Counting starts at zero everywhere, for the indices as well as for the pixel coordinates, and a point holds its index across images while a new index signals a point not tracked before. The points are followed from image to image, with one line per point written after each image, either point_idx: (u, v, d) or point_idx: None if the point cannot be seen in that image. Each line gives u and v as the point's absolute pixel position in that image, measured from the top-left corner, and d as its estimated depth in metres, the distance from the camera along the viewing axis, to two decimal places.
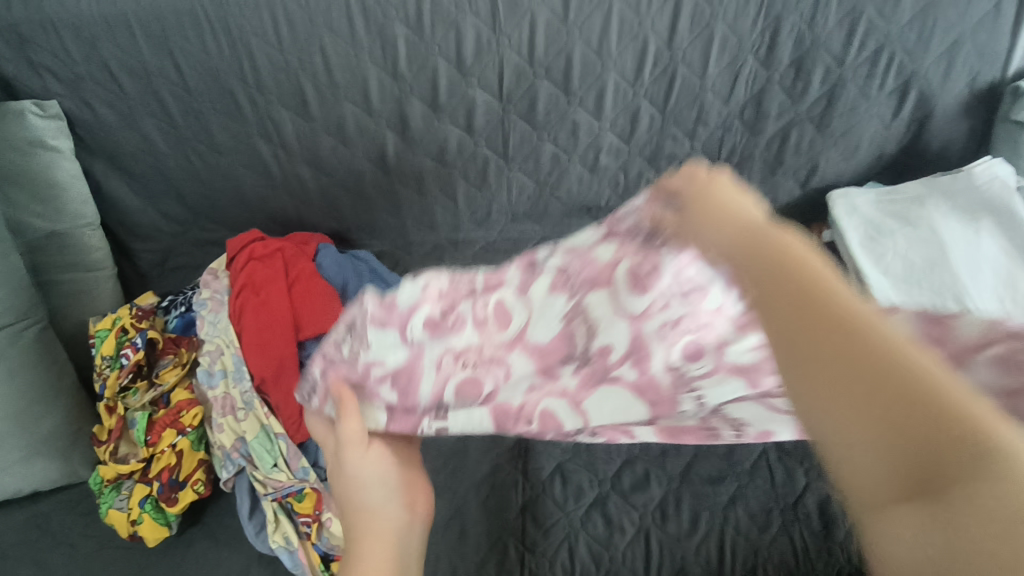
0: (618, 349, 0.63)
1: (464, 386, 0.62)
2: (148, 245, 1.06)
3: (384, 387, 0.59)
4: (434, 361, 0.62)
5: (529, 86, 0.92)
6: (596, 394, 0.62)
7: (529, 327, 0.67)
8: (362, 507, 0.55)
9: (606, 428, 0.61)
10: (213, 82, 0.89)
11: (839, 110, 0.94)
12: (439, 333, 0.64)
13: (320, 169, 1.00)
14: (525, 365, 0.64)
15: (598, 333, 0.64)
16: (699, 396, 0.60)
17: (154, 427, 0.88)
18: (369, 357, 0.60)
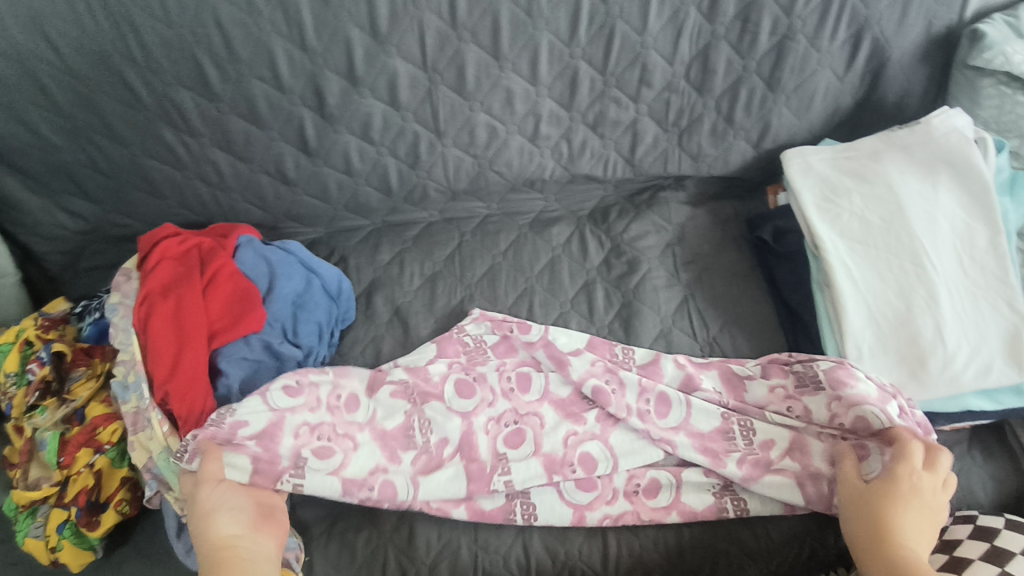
0: (449, 479, 0.82)
1: (319, 452, 0.80)
2: (54, 246, 0.97)
3: (248, 445, 0.77)
4: (295, 439, 0.80)
5: (455, 51, 0.84)
6: (433, 486, 0.82)
7: (389, 390, 0.88)
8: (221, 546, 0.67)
9: (439, 502, 0.81)
10: (98, 61, 0.79)
11: (790, 64, 0.88)
12: (312, 400, 0.83)
13: (234, 154, 0.91)
14: (370, 444, 0.83)
15: (435, 453, 0.84)
16: (508, 480, 0.83)
17: (67, 447, 0.79)
18: (242, 426, 0.78)
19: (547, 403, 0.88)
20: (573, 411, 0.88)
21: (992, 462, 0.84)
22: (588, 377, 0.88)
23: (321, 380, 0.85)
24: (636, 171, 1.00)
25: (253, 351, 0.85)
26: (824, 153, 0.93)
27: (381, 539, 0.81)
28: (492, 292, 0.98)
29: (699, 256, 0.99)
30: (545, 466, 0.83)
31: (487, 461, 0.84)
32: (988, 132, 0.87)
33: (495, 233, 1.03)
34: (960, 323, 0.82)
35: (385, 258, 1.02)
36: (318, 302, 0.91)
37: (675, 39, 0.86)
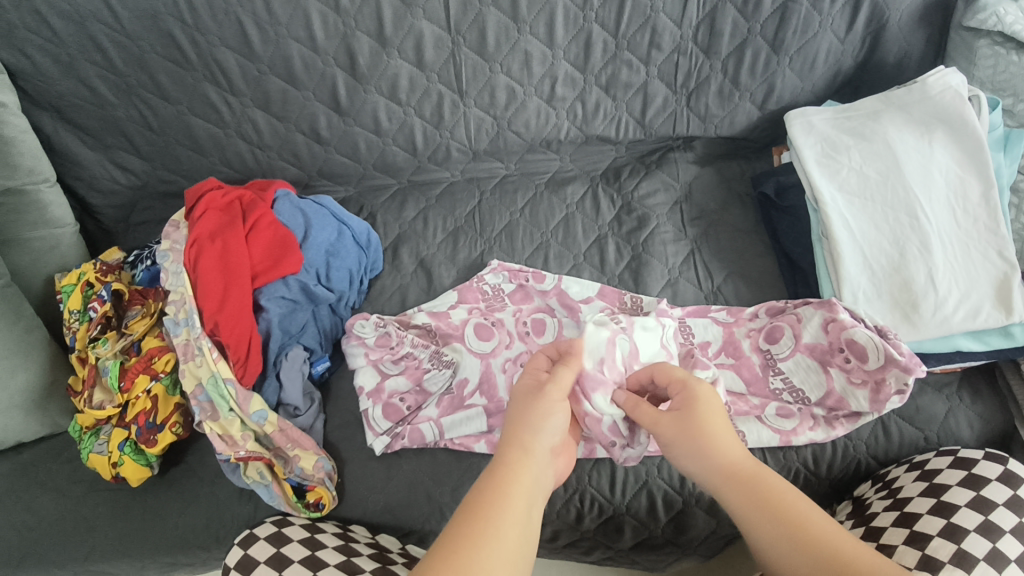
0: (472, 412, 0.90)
1: (371, 392, 0.93)
2: (109, 200, 1.06)
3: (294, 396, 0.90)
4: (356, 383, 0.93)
5: (476, 14, 0.90)
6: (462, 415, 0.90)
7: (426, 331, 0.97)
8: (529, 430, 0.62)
9: (466, 436, 0.89)
10: (151, 23, 0.87)
11: (793, 25, 0.93)
12: (364, 348, 0.94)
13: (272, 113, 0.99)
14: (405, 380, 0.94)
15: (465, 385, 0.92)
16: None
17: (126, 374, 0.88)
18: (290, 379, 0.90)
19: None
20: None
21: (980, 401, 0.88)
22: None
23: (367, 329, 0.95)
24: (646, 132, 1.07)
25: (291, 291, 0.93)
26: (825, 114, 0.98)
27: (408, 464, 0.89)
28: (510, 245, 1.05)
29: (706, 213, 1.05)
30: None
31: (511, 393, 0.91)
32: (982, 91, 0.91)
33: (513, 191, 1.09)
34: (952, 271, 0.87)
35: (411, 215, 1.09)
36: (349, 251, 0.99)
37: (684, 3, 0.91)
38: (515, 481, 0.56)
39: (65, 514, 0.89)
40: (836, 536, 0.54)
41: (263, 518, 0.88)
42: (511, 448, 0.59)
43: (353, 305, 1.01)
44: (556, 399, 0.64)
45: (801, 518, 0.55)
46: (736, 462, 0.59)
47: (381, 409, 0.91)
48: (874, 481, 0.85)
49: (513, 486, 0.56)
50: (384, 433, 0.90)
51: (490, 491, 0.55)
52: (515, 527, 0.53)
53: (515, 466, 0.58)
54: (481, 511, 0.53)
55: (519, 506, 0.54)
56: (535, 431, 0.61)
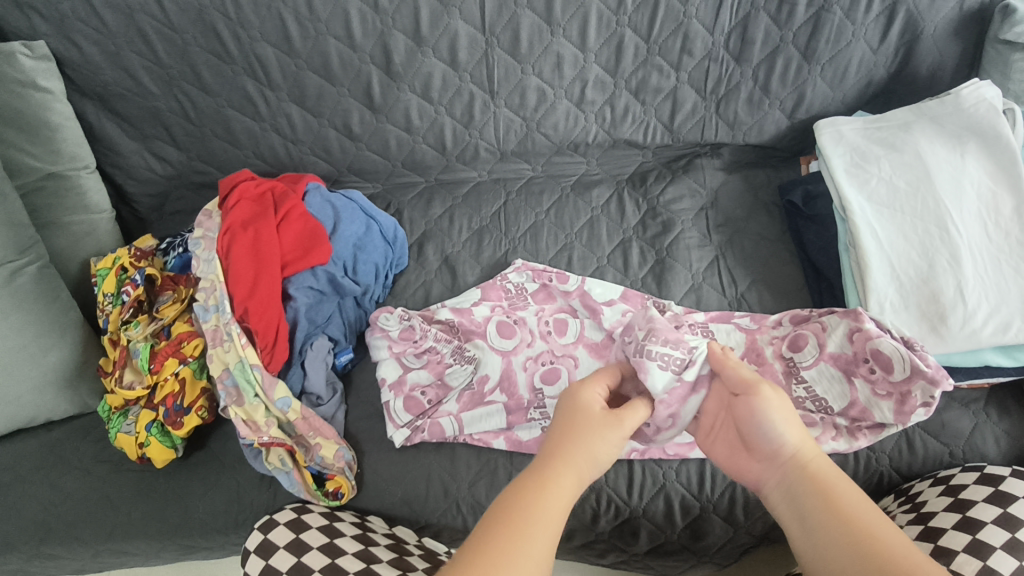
0: (492, 411, 0.90)
1: (393, 384, 0.94)
2: (144, 189, 1.09)
3: (317, 387, 0.91)
4: (378, 375, 0.94)
5: (511, 16, 0.92)
6: (484, 412, 0.91)
7: (449, 326, 0.97)
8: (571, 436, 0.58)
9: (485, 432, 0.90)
10: (196, 17, 0.90)
11: (826, 35, 0.93)
12: (389, 339, 0.96)
13: (307, 108, 1.01)
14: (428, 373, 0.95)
15: (485, 381, 0.92)
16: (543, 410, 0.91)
17: (156, 357, 0.91)
18: (314, 368, 0.92)
19: (581, 346, 0.95)
20: (604, 353, 0.94)
21: (1008, 419, 0.87)
22: (619, 325, 0.95)
23: (391, 322, 0.97)
24: (674, 138, 1.07)
25: (318, 281, 0.95)
26: (855, 124, 0.98)
27: (426, 457, 0.90)
28: (534, 246, 1.06)
29: (731, 220, 1.05)
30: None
31: (530, 392, 0.92)
32: (1016, 105, 0.91)
33: (540, 192, 1.10)
34: (982, 284, 0.86)
35: (438, 212, 1.10)
36: (376, 244, 1.01)
37: (717, 9, 0.92)
38: (553, 490, 0.53)
39: (90, 492, 0.91)
40: (899, 544, 0.49)
41: (282, 506, 0.89)
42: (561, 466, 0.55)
43: (377, 299, 1.03)
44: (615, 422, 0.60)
45: (860, 522, 0.52)
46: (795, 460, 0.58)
47: (403, 402, 0.92)
48: (897, 496, 0.84)
49: (550, 500, 0.52)
50: (405, 425, 0.90)
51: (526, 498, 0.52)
52: (547, 543, 0.49)
53: (556, 484, 0.53)
54: (516, 517, 0.50)
55: (553, 521, 0.51)
56: (583, 441, 0.57)
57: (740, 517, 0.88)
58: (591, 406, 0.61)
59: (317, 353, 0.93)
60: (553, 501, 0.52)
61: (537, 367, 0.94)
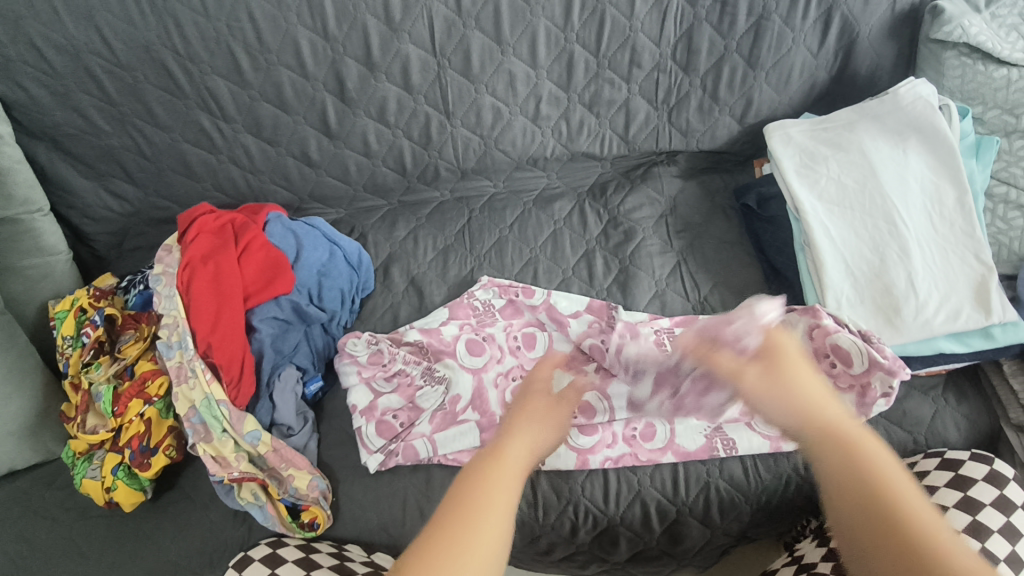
0: (466, 432, 0.90)
1: (364, 412, 0.93)
2: (102, 227, 1.07)
3: (288, 418, 0.90)
4: (349, 403, 0.94)
5: (460, 37, 0.93)
6: (460, 432, 0.90)
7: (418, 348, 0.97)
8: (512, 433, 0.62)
9: (457, 453, 0.90)
10: (145, 54, 0.89)
11: (768, 42, 0.96)
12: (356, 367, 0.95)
13: (263, 138, 1.01)
14: (399, 399, 0.94)
15: (456, 401, 0.92)
16: None
17: (120, 399, 0.89)
18: (282, 399, 0.91)
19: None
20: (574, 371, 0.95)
21: (965, 403, 0.89)
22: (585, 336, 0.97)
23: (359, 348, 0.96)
24: (631, 148, 1.09)
25: (283, 311, 0.94)
26: (802, 125, 1.00)
27: (403, 481, 0.89)
28: (500, 262, 1.06)
29: (691, 225, 1.07)
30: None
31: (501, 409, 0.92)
32: (951, 100, 0.94)
33: (502, 209, 1.11)
34: (931, 274, 0.88)
35: (402, 234, 1.10)
36: (340, 270, 1.01)
37: (661, 22, 0.94)
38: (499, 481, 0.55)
39: (58, 541, 0.88)
40: (959, 554, 0.47)
41: (258, 541, 0.88)
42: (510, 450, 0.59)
43: (345, 325, 1.02)
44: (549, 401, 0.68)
45: (906, 505, 0.50)
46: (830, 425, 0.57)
47: (374, 426, 0.91)
48: None
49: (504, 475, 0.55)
50: (377, 449, 0.90)
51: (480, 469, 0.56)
52: (495, 534, 0.50)
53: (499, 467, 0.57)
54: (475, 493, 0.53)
55: (503, 500, 0.53)
56: (536, 435, 0.62)
57: (716, 517, 0.89)
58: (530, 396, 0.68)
59: (285, 382, 0.92)
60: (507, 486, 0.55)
61: (507, 383, 0.94)
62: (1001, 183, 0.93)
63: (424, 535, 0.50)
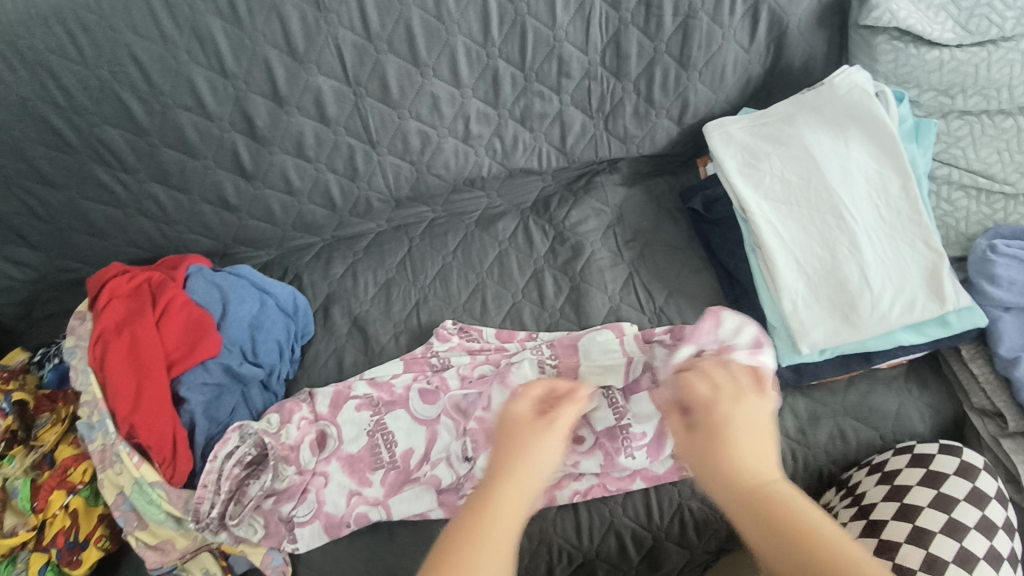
0: (418, 500, 0.86)
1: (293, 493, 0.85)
2: (5, 298, 0.97)
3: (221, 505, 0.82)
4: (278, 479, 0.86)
5: (374, 62, 0.87)
6: (407, 497, 0.86)
7: (356, 409, 0.91)
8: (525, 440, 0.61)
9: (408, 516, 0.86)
10: (20, 110, 0.80)
11: (698, 41, 0.92)
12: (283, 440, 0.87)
13: (172, 186, 0.93)
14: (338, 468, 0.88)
15: (404, 466, 0.88)
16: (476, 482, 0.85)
17: (39, 492, 0.80)
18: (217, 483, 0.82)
19: None
20: None
21: (927, 391, 0.89)
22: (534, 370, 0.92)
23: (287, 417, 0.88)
24: (569, 159, 1.04)
25: (214, 375, 0.87)
26: (742, 122, 0.97)
27: (366, 541, 0.85)
28: (445, 292, 1.01)
29: (639, 233, 1.03)
30: None
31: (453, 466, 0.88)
32: (887, 85, 0.92)
33: (443, 234, 1.05)
34: (883, 266, 0.86)
35: (339, 271, 1.04)
36: (274, 320, 0.94)
37: (586, 29, 0.90)
38: (498, 522, 0.52)
39: None
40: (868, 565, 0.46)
41: None
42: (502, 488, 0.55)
43: (287, 376, 0.95)
44: (550, 427, 0.60)
45: (817, 548, 0.48)
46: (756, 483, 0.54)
47: (295, 501, 0.84)
48: (838, 488, 0.84)
49: (485, 540, 0.50)
50: (311, 520, 0.84)
51: (456, 550, 0.50)
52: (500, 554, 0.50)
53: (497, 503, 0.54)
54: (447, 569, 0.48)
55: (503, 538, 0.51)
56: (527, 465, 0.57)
57: (693, 537, 0.86)
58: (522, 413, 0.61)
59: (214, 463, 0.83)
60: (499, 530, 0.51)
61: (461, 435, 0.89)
62: (943, 165, 0.94)
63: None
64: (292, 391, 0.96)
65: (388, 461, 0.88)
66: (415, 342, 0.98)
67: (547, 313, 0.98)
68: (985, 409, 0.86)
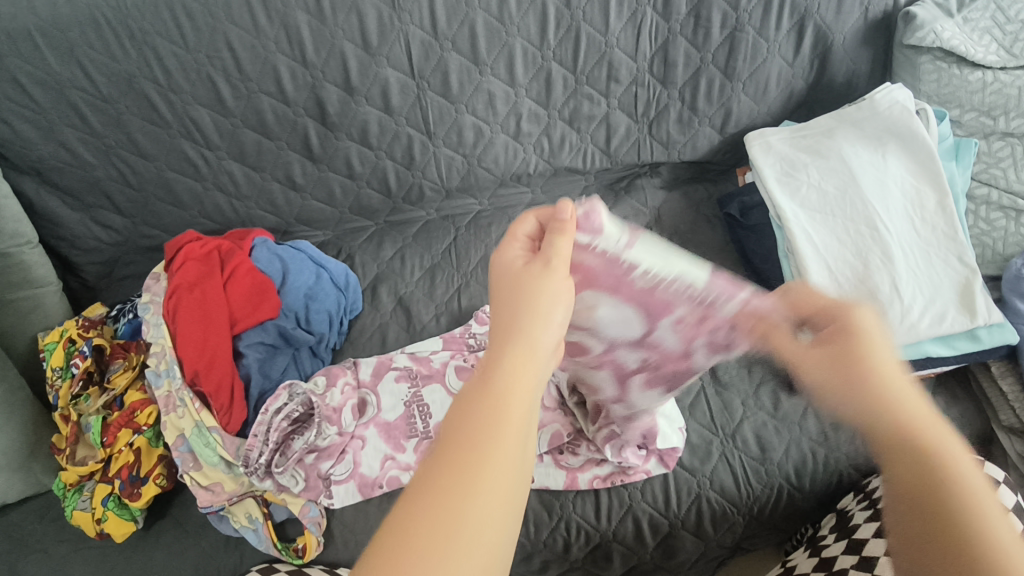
0: None
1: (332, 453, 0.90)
2: (90, 257, 1.07)
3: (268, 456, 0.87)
4: None
5: (438, 59, 0.94)
6: None
7: (395, 379, 0.97)
8: (507, 293, 0.47)
9: None
10: (126, 85, 0.90)
11: (743, 53, 0.97)
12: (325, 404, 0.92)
13: (247, 164, 1.02)
14: (376, 433, 0.93)
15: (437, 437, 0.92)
16: None
17: (109, 429, 0.89)
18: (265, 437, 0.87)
19: None
20: None
21: (956, 406, 0.90)
22: None
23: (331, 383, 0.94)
24: (613, 161, 1.10)
25: (270, 336, 0.95)
26: (782, 134, 1.01)
27: (394, 503, 0.89)
28: (487, 278, 1.07)
29: (676, 235, 1.07)
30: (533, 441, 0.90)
31: None
32: (928, 104, 0.95)
33: (488, 225, 1.11)
34: (915, 278, 0.88)
35: (389, 254, 1.11)
36: (328, 293, 1.00)
37: (637, 37, 0.95)
38: (506, 412, 0.40)
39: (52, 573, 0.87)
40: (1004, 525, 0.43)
41: (250, 567, 0.87)
42: (506, 348, 0.44)
43: (335, 346, 1.02)
44: (545, 268, 0.48)
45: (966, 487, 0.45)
46: (910, 427, 0.48)
47: (334, 460, 0.89)
48: (857, 493, 0.86)
49: (503, 427, 0.39)
50: (348, 479, 0.89)
51: (472, 462, 0.37)
52: (499, 500, 0.37)
53: (505, 397, 0.41)
54: (456, 486, 0.36)
55: (505, 465, 0.38)
56: (532, 323, 0.45)
57: (709, 528, 0.88)
58: (513, 262, 0.49)
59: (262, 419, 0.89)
60: (511, 435, 0.39)
61: None
62: (983, 185, 0.94)
63: (386, 546, 0.35)
64: (338, 360, 1.02)
65: (422, 431, 0.93)
66: (455, 324, 1.04)
67: None
68: (1013, 426, 0.85)
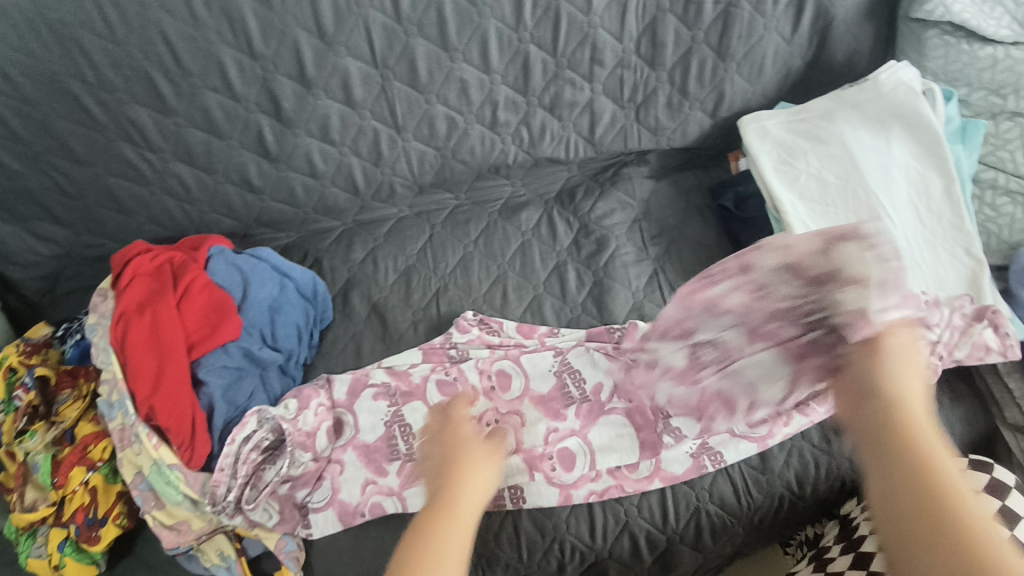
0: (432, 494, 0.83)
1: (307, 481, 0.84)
2: (30, 273, 0.97)
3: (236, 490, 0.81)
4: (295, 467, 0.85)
5: (404, 46, 0.85)
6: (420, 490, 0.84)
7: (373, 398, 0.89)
8: (450, 455, 0.65)
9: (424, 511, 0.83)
10: (50, 85, 0.79)
11: (738, 31, 0.89)
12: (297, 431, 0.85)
13: (197, 166, 0.92)
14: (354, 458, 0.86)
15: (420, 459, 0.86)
16: None
17: (59, 468, 0.81)
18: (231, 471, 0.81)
19: (527, 400, 0.88)
20: (551, 407, 0.88)
21: (961, 404, 0.86)
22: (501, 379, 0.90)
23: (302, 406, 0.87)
24: (598, 150, 1.02)
25: (233, 359, 0.87)
26: (778, 117, 0.93)
27: (375, 530, 0.84)
28: (466, 281, 0.99)
29: (667, 228, 1.01)
30: (524, 462, 0.83)
31: None
32: (935, 84, 0.88)
33: (466, 222, 1.03)
34: (921, 272, 0.84)
35: (360, 256, 1.02)
36: (294, 305, 0.93)
37: (623, 16, 0.87)
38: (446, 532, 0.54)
39: None
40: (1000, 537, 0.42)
41: None
42: (453, 499, 0.59)
43: (305, 361, 0.95)
44: (485, 457, 0.66)
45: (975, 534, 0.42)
46: (914, 463, 0.46)
47: (309, 488, 0.83)
48: (860, 499, 0.83)
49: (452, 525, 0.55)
50: (326, 508, 0.83)
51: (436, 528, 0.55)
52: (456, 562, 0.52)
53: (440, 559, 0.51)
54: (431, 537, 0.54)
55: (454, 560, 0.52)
56: (466, 494, 0.60)
57: (708, 541, 0.84)
58: (469, 439, 0.68)
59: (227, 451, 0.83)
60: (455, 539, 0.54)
61: None
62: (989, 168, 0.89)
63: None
64: (310, 377, 0.95)
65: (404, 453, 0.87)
66: (435, 333, 0.96)
67: (568, 304, 0.96)
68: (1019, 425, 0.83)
